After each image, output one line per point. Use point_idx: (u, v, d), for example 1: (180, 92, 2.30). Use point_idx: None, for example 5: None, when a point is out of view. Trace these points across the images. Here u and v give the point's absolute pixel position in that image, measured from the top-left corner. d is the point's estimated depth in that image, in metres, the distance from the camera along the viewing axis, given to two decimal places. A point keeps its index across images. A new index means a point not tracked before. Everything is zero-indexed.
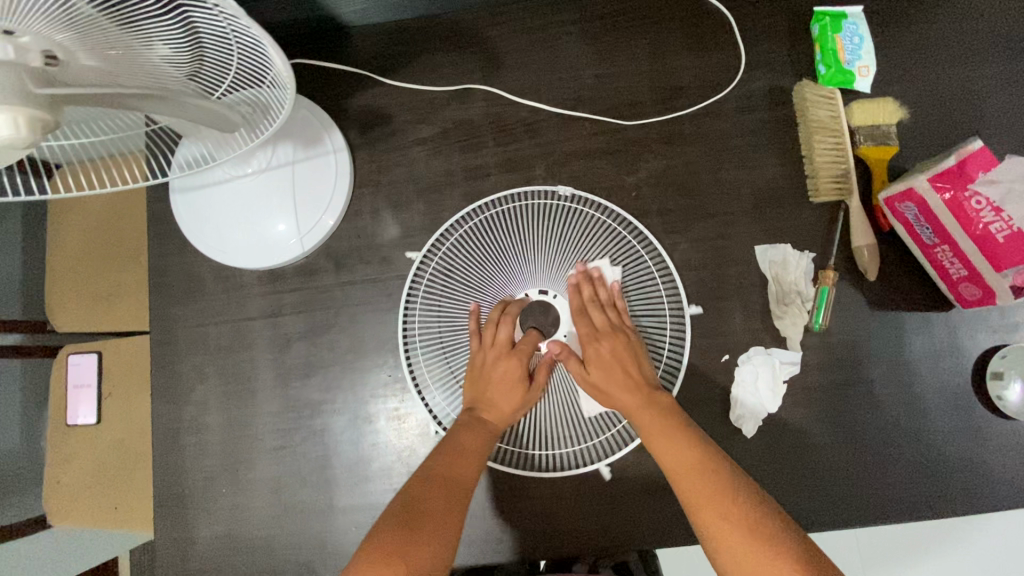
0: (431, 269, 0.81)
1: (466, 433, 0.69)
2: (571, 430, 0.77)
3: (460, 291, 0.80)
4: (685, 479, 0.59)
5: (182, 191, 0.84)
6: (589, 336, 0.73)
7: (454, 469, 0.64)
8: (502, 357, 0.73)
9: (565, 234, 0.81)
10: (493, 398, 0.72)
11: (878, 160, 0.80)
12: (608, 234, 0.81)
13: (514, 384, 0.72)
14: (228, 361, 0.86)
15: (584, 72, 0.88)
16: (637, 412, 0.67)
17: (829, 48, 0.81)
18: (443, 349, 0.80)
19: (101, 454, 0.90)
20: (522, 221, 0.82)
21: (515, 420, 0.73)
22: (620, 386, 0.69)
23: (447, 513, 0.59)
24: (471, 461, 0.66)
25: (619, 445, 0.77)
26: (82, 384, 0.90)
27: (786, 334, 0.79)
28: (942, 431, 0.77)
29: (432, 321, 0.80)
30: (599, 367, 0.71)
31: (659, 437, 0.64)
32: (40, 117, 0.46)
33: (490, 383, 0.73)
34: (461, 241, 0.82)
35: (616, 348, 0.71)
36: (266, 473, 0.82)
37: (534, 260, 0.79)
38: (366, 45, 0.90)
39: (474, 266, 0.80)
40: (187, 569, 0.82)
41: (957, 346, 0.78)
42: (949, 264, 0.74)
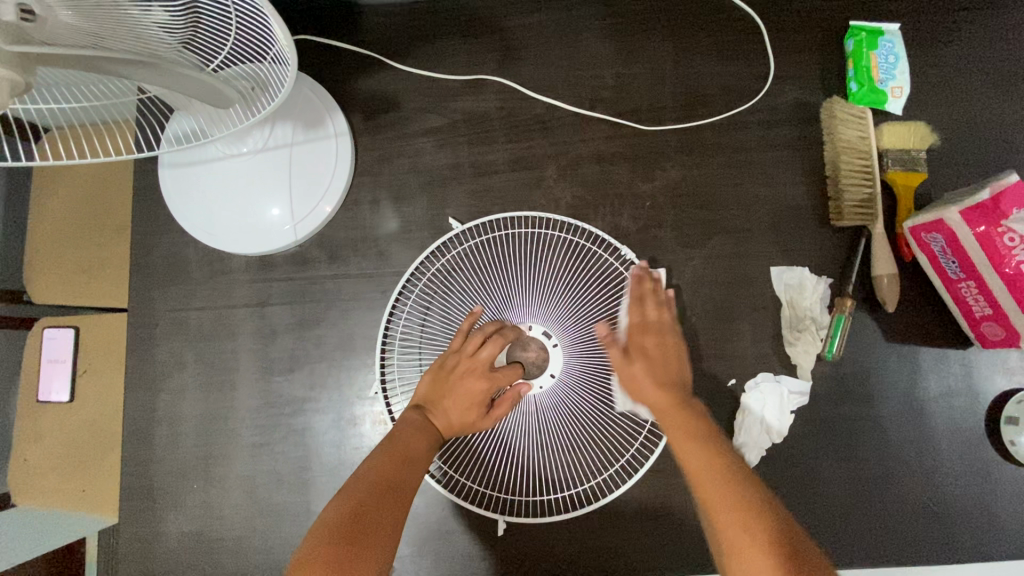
0: (419, 292, 0.78)
1: (415, 434, 0.63)
2: (546, 476, 0.74)
3: (450, 302, 0.77)
4: (706, 487, 0.50)
5: (170, 166, 0.79)
6: (637, 326, 0.65)
7: (390, 469, 0.58)
8: (473, 371, 0.67)
9: (561, 270, 0.77)
10: (445, 404, 0.66)
11: (905, 186, 0.76)
12: (608, 269, 0.77)
13: (474, 401, 0.66)
14: (209, 349, 0.81)
15: (605, 71, 0.83)
16: (670, 412, 0.58)
17: (862, 65, 0.78)
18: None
19: (63, 436, 0.82)
20: (518, 252, 0.78)
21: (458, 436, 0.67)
22: (657, 377, 0.61)
23: (386, 518, 0.53)
24: (412, 463, 0.60)
25: (593, 497, 0.74)
26: (55, 359, 0.83)
27: (797, 361, 0.76)
28: (952, 473, 0.74)
29: (416, 326, 0.77)
30: (638, 356, 0.62)
31: (681, 438, 0.55)
32: (8, 78, 0.41)
33: (450, 390, 0.66)
34: (453, 267, 0.78)
35: (662, 344, 0.63)
36: (242, 470, 0.78)
37: (526, 281, 0.76)
38: (378, 26, 0.85)
39: (463, 298, 0.77)
40: (151, 566, 0.77)
41: (972, 386, 0.75)
42: (974, 301, 0.70)
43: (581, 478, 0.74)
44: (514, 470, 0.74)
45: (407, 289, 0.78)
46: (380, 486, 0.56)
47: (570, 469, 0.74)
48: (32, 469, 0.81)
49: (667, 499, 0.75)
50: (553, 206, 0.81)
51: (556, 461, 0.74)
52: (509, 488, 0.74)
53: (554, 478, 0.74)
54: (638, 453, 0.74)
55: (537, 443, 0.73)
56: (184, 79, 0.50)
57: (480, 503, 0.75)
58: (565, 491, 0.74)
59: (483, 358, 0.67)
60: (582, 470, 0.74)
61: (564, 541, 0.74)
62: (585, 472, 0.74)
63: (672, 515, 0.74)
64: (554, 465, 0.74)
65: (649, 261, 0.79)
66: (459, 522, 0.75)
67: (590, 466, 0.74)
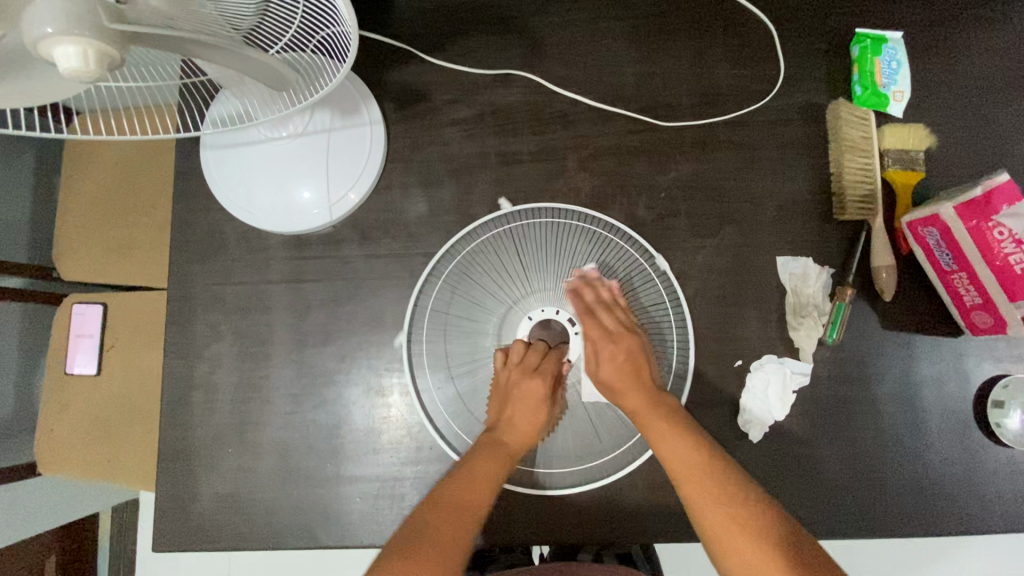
0: (445, 273, 0.83)
1: (484, 455, 0.68)
2: (563, 451, 0.79)
3: (474, 280, 0.82)
4: (688, 480, 0.61)
5: (212, 148, 0.84)
6: (602, 335, 0.72)
7: (465, 493, 0.63)
8: (527, 377, 0.73)
9: (580, 257, 0.82)
10: (512, 418, 0.72)
11: (903, 185, 0.82)
12: (625, 258, 0.83)
13: (535, 403, 0.72)
14: (245, 322, 0.85)
15: (625, 69, 0.88)
16: (646, 415, 0.67)
17: (867, 70, 0.83)
18: (445, 360, 0.81)
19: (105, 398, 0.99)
20: (540, 237, 0.83)
21: (534, 441, 0.72)
22: (630, 383, 0.69)
23: (456, 547, 0.57)
24: (486, 488, 0.65)
25: (605, 472, 0.79)
26: (82, 334, 0.98)
27: (801, 345, 0.81)
28: (941, 452, 0.79)
29: (444, 300, 0.82)
30: (608, 364, 0.70)
31: (661, 436, 0.65)
32: (109, 54, 0.45)
33: (513, 403, 0.72)
34: (478, 249, 0.83)
35: (626, 349, 0.71)
36: (275, 436, 0.82)
37: (546, 266, 0.81)
38: (411, 21, 0.90)
39: (488, 277, 0.82)
40: (185, 527, 0.81)
41: (962, 371, 0.81)
42: (965, 291, 0.76)
43: (594, 453, 0.79)
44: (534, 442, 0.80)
45: (434, 269, 0.83)
46: (456, 516, 0.60)
47: (586, 443, 0.79)
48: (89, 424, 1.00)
49: None
50: (573, 195, 0.86)
51: (574, 435, 0.79)
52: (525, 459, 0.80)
53: (570, 450, 0.79)
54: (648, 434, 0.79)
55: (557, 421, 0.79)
56: (242, 62, 0.54)
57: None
58: (577, 464, 0.79)
59: (531, 364, 0.74)
60: (596, 445, 0.79)
61: (575, 511, 0.79)
62: (600, 447, 0.79)
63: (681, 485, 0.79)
64: (573, 438, 0.79)
65: (663, 248, 0.84)
66: None
67: (604, 441, 0.79)
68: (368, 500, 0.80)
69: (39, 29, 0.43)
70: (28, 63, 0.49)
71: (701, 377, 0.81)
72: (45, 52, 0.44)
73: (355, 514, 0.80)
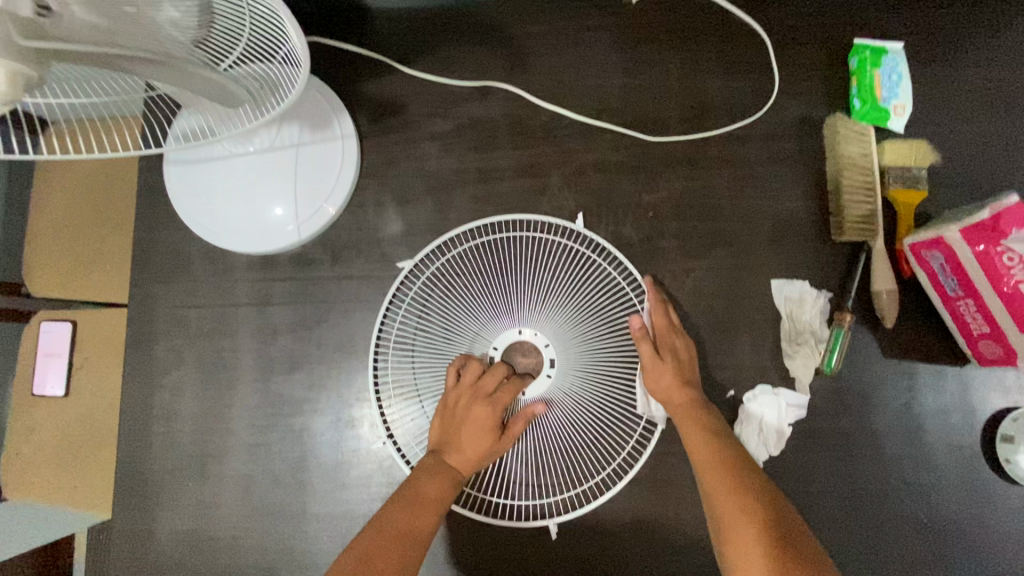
0: (413, 294, 0.78)
1: (427, 478, 0.64)
2: (537, 481, 0.74)
3: (442, 301, 0.77)
4: (711, 474, 0.59)
5: (175, 163, 0.79)
6: (666, 330, 0.72)
7: (403, 519, 0.59)
8: (477, 401, 0.68)
9: (557, 275, 0.76)
10: (460, 440, 0.67)
11: (906, 204, 0.77)
12: (603, 277, 0.77)
13: (487, 429, 0.67)
14: (209, 347, 0.81)
15: (612, 81, 0.84)
16: (687, 409, 0.66)
17: (866, 84, 0.78)
18: (415, 387, 0.75)
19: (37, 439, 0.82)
20: (514, 255, 0.78)
21: (481, 467, 0.68)
22: (681, 379, 0.69)
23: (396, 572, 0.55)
24: (431, 511, 0.61)
25: (582, 501, 0.74)
26: (52, 353, 0.83)
27: (796, 374, 0.76)
28: (946, 491, 0.74)
29: (411, 323, 0.77)
30: (663, 357, 0.70)
31: (696, 431, 0.64)
32: (24, 73, 0.41)
33: (461, 426, 0.67)
34: (447, 268, 0.78)
35: (686, 350, 0.71)
36: (238, 469, 0.78)
37: (518, 286, 0.76)
38: (389, 29, 0.86)
39: (455, 297, 0.77)
40: (144, 564, 0.77)
41: (969, 403, 0.76)
42: (971, 319, 0.71)
43: (569, 483, 0.74)
44: (502, 471, 0.74)
45: (402, 289, 0.79)
46: (398, 538, 0.57)
47: (561, 472, 0.74)
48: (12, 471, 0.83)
49: (662, 509, 0.74)
50: (557, 214, 0.82)
51: (548, 465, 0.74)
52: (493, 490, 0.74)
53: (542, 481, 0.74)
54: (625, 462, 0.74)
55: (531, 450, 0.74)
56: (191, 78, 0.50)
57: (461, 500, 0.75)
58: (549, 496, 0.74)
59: (484, 390, 0.68)
60: (570, 475, 0.74)
61: (550, 547, 0.74)
62: (574, 477, 0.74)
63: (668, 526, 0.74)
64: (545, 468, 0.74)
65: (650, 271, 0.80)
66: (454, 525, 0.75)
67: (579, 471, 0.74)
68: (334, 539, 0.76)
69: None
70: None
71: None
72: None
73: (322, 553, 0.75)
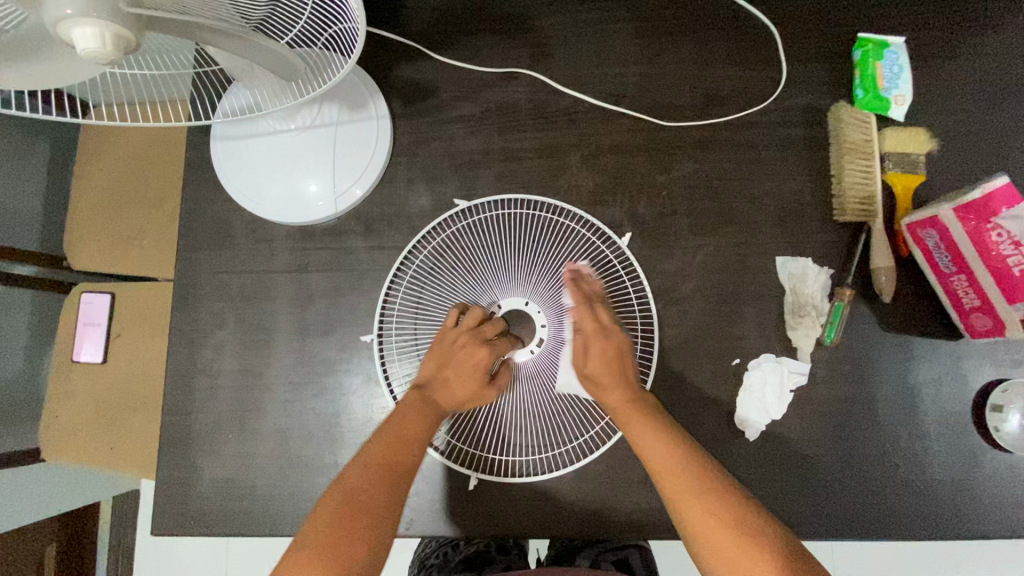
0: (417, 265, 0.85)
1: (416, 413, 0.69)
2: (529, 441, 0.80)
3: (445, 269, 0.85)
4: (668, 476, 0.62)
5: (222, 139, 0.85)
6: (591, 333, 0.73)
7: (392, 452, 0.64)
8: (473, 345, 0.73)
9: (549, 250, 0.84)
10: (450, 381, 0.73)
11: (903, 187, 0.82)
12: (594, 256, 0.85)
13: (478, 372, 0.73)
14: (249, 310, 0.87)
15: (629, 69, 0.90)
16: (622, 407, 0.69)
17: (868, 74, 0.85)
18: (416, 346, 0.83)
19: (115, 385, 1.04)
20: (509, 229, 0.85)
21: (464, 405, 0.74)
22: (615, 378, 0.71)
23: (386, 505, 0.60)
24: (415, 443, 0.67)
25: (569, 460, 0.80)
26: (90, 322, 1.04)
27: (798, 344, 0.81)
28: (938, 456, 0.79)
29: (416, 287, 0.85)
30: (597, 358, 0.72)
31: (637, 427, 0.67)
32: (125, 37, 0.46)
33: (453, 367, 0.73)
34: (451, 241, 0.86)
35: (611, 344, 0.72)
36: (274, 423, 0.83)
37: (515, 260, 0.84)
38: (421, 18, 0.92)
39: (456, 266, 0.85)
40: (185, 511, 0.82)
41: (961, 375, 0.80)
42: (963, 293, 0.76)
43: (558, 442, 0.80)
44: (498, 431, 0.81)
45: (407, 259, 0.86)
46: (383, 474, 0.62)
47: (552, 433, 0.81)
48: (98, 410, 1.05)
49: None
50: (575, 192, 0.87)
51: (540, 425, 0.81)
52: (493, 448, 0.81)
53: (544, 439, 0.81)
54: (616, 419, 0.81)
55: (523, 411, 0.81)
56: (257, 53, 0.56)
57: (467, 462, 0.81)
58: (550, 451, 0.80)
59: (486, 335, 0.74)
60: (568, 433, 0.81)
61: (560, 502, 0.79)
62: (563, 437, 0.80)
63: None
64: (545, 425, 0.81)
65: (661, 247, 0.85)
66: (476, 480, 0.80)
67: (576, 428, 0.80)
68: None
69: (58, 11, 0.43)
70: (41, 50, 0.48)
71: (699, 375, 0.82)
72: (64, 35, 0.45)
73: None
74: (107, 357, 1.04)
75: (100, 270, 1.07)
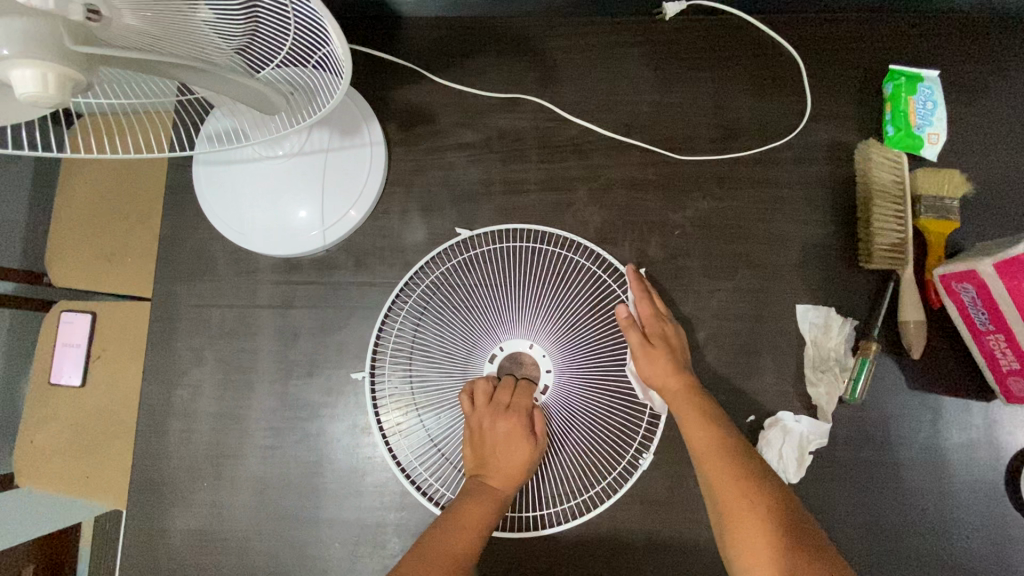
0: (411, 303, 0.77)
1: (468, 502, 0.64)
2: (537, 492, 0.74)
3: (442, 310, 0.77)
4: (708, 463, 0.59)
5: (205, 164, 0.80)
6: (653, 317, 0.71)
7: (443, 544, 0.60)
8: (498, 417, 0.68)
9: (557, 289, 0.76)
10: (495, 462, 0.68)
11: (937, 235, 0.76)
12: (606, 292, 0.77)
13: (517, 441, 0.68)
14: (230, 348, 0.81)
15: (642, 98, 0.84)
16: (679, 394, 0.66)
17: (900, 110, 0.78)
18: (412, 398, 0.75)
19: (82, 416, 0.84)
20: (510, 264, 0.78)
21: (522, 481, 0.68)
22: (674, 365, 0.67)
23: None
24: (475, 533, 0.62)
25: (578, 512, 0.74)
26: (70, 343, 0.86)
27: (818, 402, 0.75)
28: (967, 528, 0.73)
29: (409, 330, 0.77)
30: (655, 343, 0.69)
31: (689, 418, 0.63)
32: (73, 77, 0.40)
33: (491, 445, 0.68)
34: (448, 277, 0.78)
35: (673, 335, 0.70)
36: (253, 471, 0.78)
37: (522, 300, 0.75)
38: (420, 38, 0.86)
39: (455, 309, 0.76)
40: (156, 562, 0.77)
41: (994, 438, 0.74)
42: (1001, 354, 0.70)
43: (566, 495, 0.74)
44: None
45: (399, 300, 0.78)
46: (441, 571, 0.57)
47: (561, 484, 0.74)
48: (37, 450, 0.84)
49: (675, 528, 0.75)
50: (581, 229, 0.81)
51: (548, 478, 0.74)
52: None
53: (542, 492, 0.74)
54: (622, 474, 0.74)
55: None
56: (231, 85, 0.49)
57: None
58: (553, 506, 0.74)
59: (502, 403, 0.69)
60: (569, 487, 0.74)
61: (563, 559, 0.75)
62: (572, 489, 0.74)
63: (680, 546, 0.74)
64: (547, 478, 0.74)
65: (672, 290, 0.79)
66: None
67: (577, 483, 0.74)
68: (347, 546, 0.75)
69: None
70: None
71: None
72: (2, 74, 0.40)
73: (334, 559, 0.75)
74: (53, 388, 0.86)
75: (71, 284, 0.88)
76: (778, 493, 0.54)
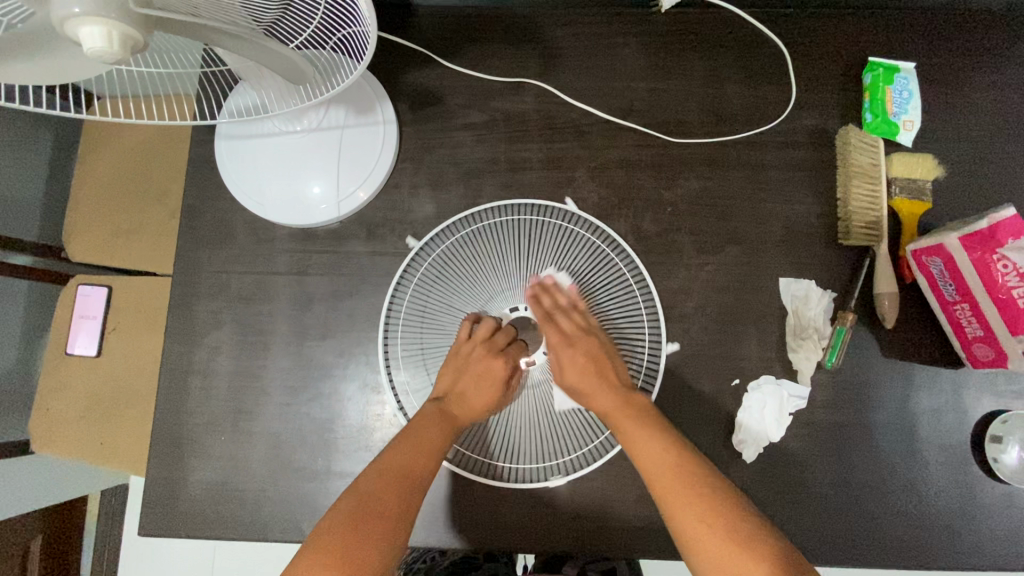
0: (423, 271, 0.83)
1: (430, 424, 0.70)
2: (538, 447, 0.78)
3: (451, 275, 0.83)
4: (655, 477, 0.62)
5: (227, 138, 0.84)
6: (560, 343, 0.75)
7: (403, 459, 0.65)
8: (488, 353, 0.75)
9: (557, 258, 0.83)
10: (465, 392, 0.74)
11: (909, 213, 0.82)
12: (604, 262, 0.83)
13: (493, 379, 0.74)
14: (248, 311, 0.86)
15: (639, 84, 0.89)
16: (613, 413, 0.69)
17: (878, 98, 0.84)
18: (422, 355, 0.82)
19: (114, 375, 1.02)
20: (515, 234, 0.84)
21: (484, 415, 0.75)
22: (598, 388, 0.71)
23: (394, 514, 0.60)
24: (431, 454, 0.68)
25: (577, 466, 0.79)
26: (87, 315, 1.02)
27: (798, 367, 0.80)
28: (935, 484, 0.78)
29: (420, 295, 0.83)
30: (575, 367, 0.73)
31: (632, 435, 0.66)
32: (132, 36, 0.46)
33: (467, 378, 0.74)
34: (457, 246, 0.84)
35: (588, 352, 0.74)
36: (268, 425, 0.83)
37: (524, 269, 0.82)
38: (432, 25, 0.92)
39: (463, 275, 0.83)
40: (174, 511, 0.81)
41: (960, 403, 0.80)
42: (967, 322, 0.75)
43: (565, 450, 0.78)
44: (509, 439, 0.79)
45: (410, 268, 0.84)
46: (398, 485, 0.63)
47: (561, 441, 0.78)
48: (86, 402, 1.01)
49: None
50: (580, 205, 0.87)
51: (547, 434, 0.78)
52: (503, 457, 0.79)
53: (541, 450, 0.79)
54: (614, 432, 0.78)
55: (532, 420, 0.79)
56: (265, 54, 0.54)
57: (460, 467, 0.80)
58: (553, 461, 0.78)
59: (497, 344, 0.76)
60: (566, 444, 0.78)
61: (562, 514, 0.78)
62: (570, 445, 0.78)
63: None
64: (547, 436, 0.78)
65: (665, 263, 0.85)
66: (475, 492, 0.79)
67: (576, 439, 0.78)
68: None
69: (66, 10, 0.43)
70: (51, 45, 0.48)
71: (699, 394, 0.81)
72: (71, 32, 0.45)
73: None
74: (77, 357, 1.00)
75: (104, 264, 1.06)
76: (723, 499, 0.59)
